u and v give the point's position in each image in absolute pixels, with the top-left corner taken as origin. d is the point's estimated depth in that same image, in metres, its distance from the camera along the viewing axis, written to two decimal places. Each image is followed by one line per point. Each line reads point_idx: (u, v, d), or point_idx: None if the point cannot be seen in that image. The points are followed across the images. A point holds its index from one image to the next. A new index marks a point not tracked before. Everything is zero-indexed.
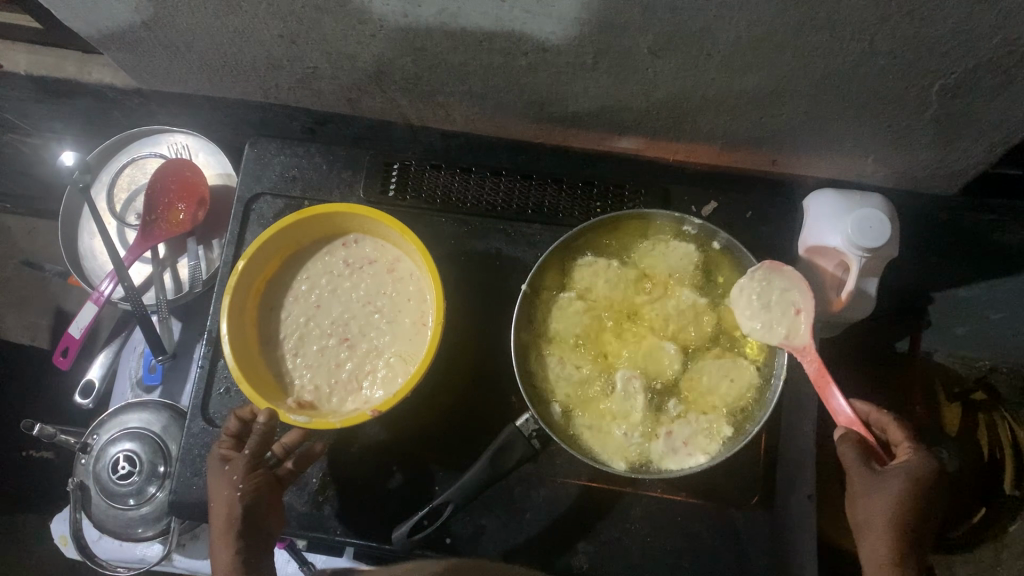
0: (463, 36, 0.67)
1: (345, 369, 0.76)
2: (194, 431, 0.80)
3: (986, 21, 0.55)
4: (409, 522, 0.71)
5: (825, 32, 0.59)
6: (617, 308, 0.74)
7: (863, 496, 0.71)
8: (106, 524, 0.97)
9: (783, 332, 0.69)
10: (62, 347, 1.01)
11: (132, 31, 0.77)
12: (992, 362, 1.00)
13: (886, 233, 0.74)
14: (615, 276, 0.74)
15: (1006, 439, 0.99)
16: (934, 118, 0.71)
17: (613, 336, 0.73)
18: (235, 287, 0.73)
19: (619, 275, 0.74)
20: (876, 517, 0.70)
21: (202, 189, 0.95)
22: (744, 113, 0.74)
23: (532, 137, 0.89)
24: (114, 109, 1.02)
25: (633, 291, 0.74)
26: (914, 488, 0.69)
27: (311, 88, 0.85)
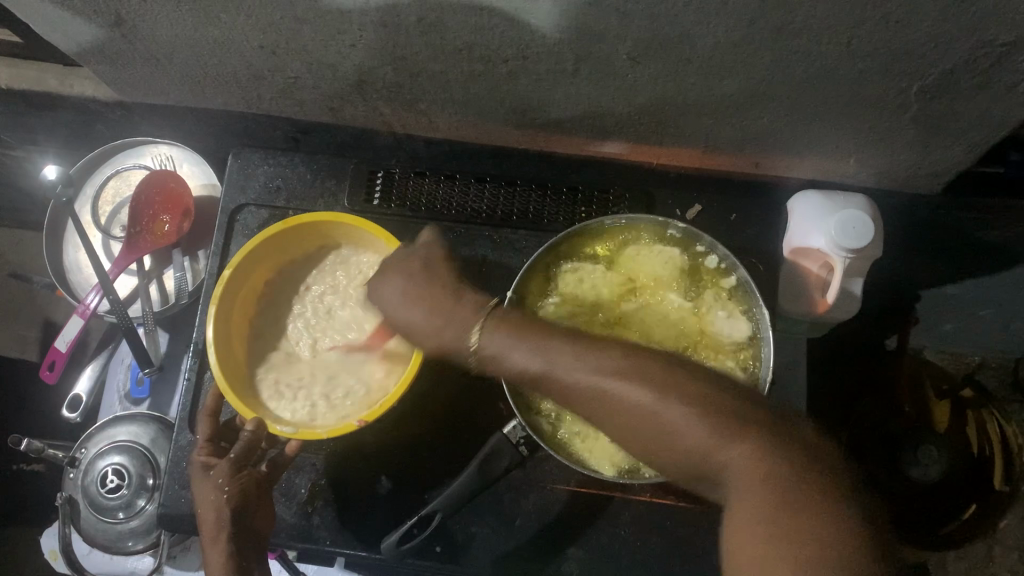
0: (443, 45, 0.67)
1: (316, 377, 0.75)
2: (182, 443, 0.80)
3: (960, 23, 0.56)
4: (399, 530, 0.72)
5: (801, 36, 0.59)
6: (420, 300, 0.67)
7: (604, 360, 0.58)
8: (95, 538, 0.96)
9: (748, 328, 0.72)
10: (50, 361, 1.00)
11: (112, 43, 0.77)
12: (981, 358, 1.11)
13: (868, 234, 0.75)
14: (404, 275, 0.69)
15: (994, 436, 1.06)
16: (912, 119, 0.71)
17: (420, 332, 0.67)
18: (222, 296, 0.73)
19: (415, 272, 0.69)
20: (602, 378, 0.57)
21: (187, 199, 0.94)
22: (725, 117, 0.75)
23: (514, 142, 0.89)
24: (97, 121, 1.02)
25: (387, 299, 0.69)
26: (568, 349, 0.60)
27: (293, 98, 0.85)
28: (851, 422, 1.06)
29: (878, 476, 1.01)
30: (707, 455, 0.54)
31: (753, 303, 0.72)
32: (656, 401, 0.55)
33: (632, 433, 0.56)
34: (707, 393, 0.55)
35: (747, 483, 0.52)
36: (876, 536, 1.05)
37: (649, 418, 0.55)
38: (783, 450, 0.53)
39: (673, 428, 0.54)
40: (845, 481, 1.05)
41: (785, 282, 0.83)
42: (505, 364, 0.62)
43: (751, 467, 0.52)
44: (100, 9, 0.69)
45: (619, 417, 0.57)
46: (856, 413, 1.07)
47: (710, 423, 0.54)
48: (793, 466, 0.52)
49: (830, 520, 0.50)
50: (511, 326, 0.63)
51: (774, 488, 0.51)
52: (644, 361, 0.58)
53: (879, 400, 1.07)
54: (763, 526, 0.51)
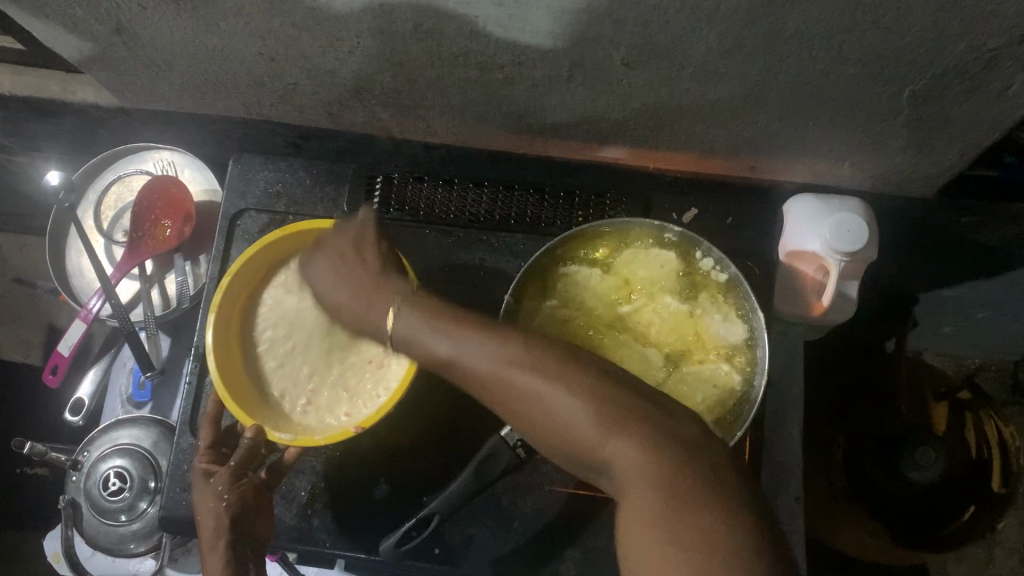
0: (440, 51, 0.68)
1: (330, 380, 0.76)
2: (183, 447, 0.81)
3: (949, 28, 0.56)
4: (397, 533, 0.73)
5: (792, 42, 0.60)
6: (344, 283, 0.68)
7: (491, 341, 0.57)
8: (98, 541, 0.97)
9: (744, 333, 0.72)
10: (52, 365, 1.02)
11: (113, 51, 0.77)
12: (980, 361, 1.11)
13: (863, 238, 0.76)
14: (333, 257, 0.71)
15: (993, 439, 1.08)
16: (905, 124, 0.72)
17: (345, 309, 0.68)
18: (221, 303, 0.73)
19: (343, 254, 0.70)
20: (489, 361, 0.56)
21: (188, 205, 0.95)
22: (720, 121, 0.75)
23: (512, 147, 0.90)
24: (100, 127, 1.03)
25: (319, 278, 0.71)
26: (467, 329, 0.58)
27: (293, 104, 0.86)
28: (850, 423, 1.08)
29: (874, 477, 1.04)
30: (597, 446, 0.51)
31: (749, 307, 0.72)
32: (545, 389, 0.53)
33: (529, 420, 0.54)
34: (595, 385, 0.53)
35: (633, 474, 0.50)
36: (875, 539, 1.06)
37: (530, 407, 0.53)
38: (670, 442, 0.50)
39: (558, 416, 0.52)
40: (841, 482, 1.06)
41: (780, 286, 0.84)
42: (417, 346, 0.61)
43: (632, 459, 0.50)
44: (101, 16, 0.70)
45: (514, 407, 0.54)
46: (855, 414, 1.08)
47: (602, 415, 0.51)
48: (676, 459, 0.49)
49: (712, 518, 0.47)
50: (418, 311, 0.62)
51: (655, 484, 0.49)
52: (541, 350, 0.55)
53: (877, 401, 1.08)
54: (643, 523, 0.48)
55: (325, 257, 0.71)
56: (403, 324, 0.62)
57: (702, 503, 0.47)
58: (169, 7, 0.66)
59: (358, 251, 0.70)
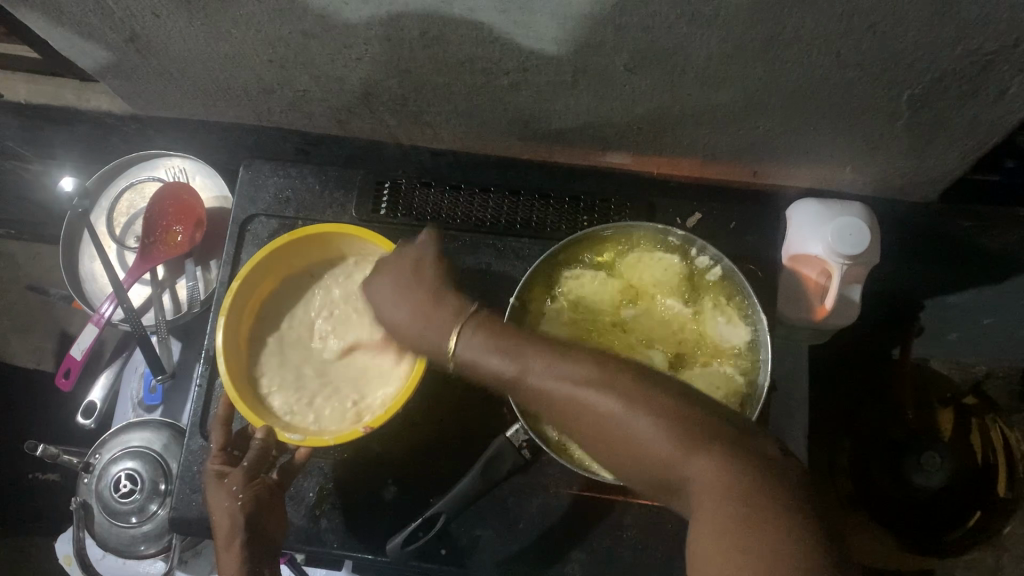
0: (447, 58, 0.69)
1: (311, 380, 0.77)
2: (193, 448, 0.82)
3: (945, 32, 0.57)
4: (403, 533, 0.73)
5: (792, 47, 0.61)
6: (404, 301, 0.67)
7: (557, 362, 0.58)
8: (109, 542, 0.98)
9: (748, 335, 0.73)
10: (65, 369, 1.03)
11: (127, 58, 0.79)
12: (987, 369, 1.11)
13: (865, 242, 0.78)
14: (393, 276, 0.69)
15: (999, 443, 1.08)
16: (906, 128, 0.73)
17: (403, 330, 0.67)
18: (231, 306, 0.74)
19: (401, 269, 0.69)
20: (559, 384, 0.57)
21: (200, 211, 0.96)
22: (722, 126, 0.76)
23: (518, 153, 0.91)
24: (113, 134, 1.05)
25: (379, 296, 0.69)
26: (536, 349, 0.60)
27: (302, 111, 0.87)
28: (854, 429, 1.09)
29: (881, 483, 1.05)
30: (675, 463, 0.53)
31: (750, 307, 0.73)
32: (621, 408, 0.55)
33: (604, 439, 0.56)
34: (670, 402, 0.55)
35: (711, 491, 0.51)
36: (882, 545, 1.06)
37: (608, 425, 0.55)
38: (745, 457, 0.52)
39: (636, 432, 0.54)
40: (848, 487, 1.07)
41: (783, 287, 0.84)
42: (479, 367, 0.62)
43: (712, 475, 0.51)
44: (116, 25, 0.71)
45: (593, 426, 0.56)
46: (859, 420, 1.09)
47: (675, 430, 0.53)
48: (757, 475, 0.51)
49: (787, 528, 0.48)
50: (484, 334, 0.62)
51: (732, 498, 0.50)
52: (617, 371, 0.57)
53: (881, 407, 1.09)
54: (714, 531, 0.50)
55: (382, 279, 0.69)
56: (467, 344, 0.63)
57: (791, 517, 0.49)
58: (182, 15, 0.68)
59: (414, 269, 0.69)
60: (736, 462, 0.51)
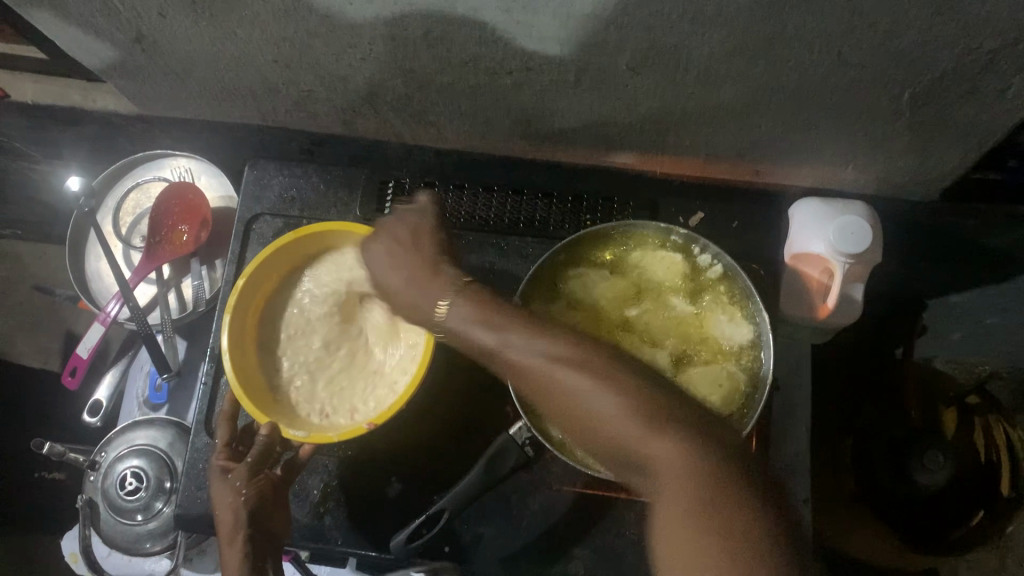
0: (450, 57, 0.70)
1: (310, 370, 0.78)
2: (198, 446, 0.82)
3: (946, 31, 0.58)
4: (407, 529, 0.74)
5: (793, 45, 0.61)
6: (401, 265, 0.68)
7: (530, 341, 0.58)
8: (115, 540, 0.99)
9: (752, 333, 0.73)
10: (71, 367, 1.03)
11: (133, 58, 0.80)
12: (993, 368, 1.06)
13: (866, 240, 0.78)
14: (389, 243, 0.70)
15: (1001, 441, 1.06)
16: (907, 126, 0.73)
17: (398, 294, 0.68)
18: (236, 304, 0.75)
19: (398, 237, 0.70)
20: (534, 360, 0.57)
21: (205, 211, 0.97)
22: (724, 125, 0.76)
23: (522, 152, 0.92)
24: (120, 134, 1.05)
25: (375, 262, 0.71)
26: (515, 327, 0.59)
27: (307, 111, 0.88)
28: (857, 428, 1.10)
29: (884, 480, 1.04)
30: (640, 444, 0.52)
31: (753, 305, 0.73)
32: (589, 387, 0.54)
33: (569, 416, 0.55)
34: (637, 386, 0.54)
35: (669, 476, 0.51)
36: (884, 542, 1.08)
37: (576, 404, 0.55)
38: (716, 446, 0.52)
39: (601, 412, 0.54)
40: (850, 486, 1.09)
41: (785, 285, 0.84)
42: (466, 336, 0.62)
43: (674, 459, 0.51)
44: (122, 25, 0.72)
45: (562, 402, 0.56)
46: (862, 419, 1.10)
47: (642, 414, 0.53)
48: (726, 467, 0.51)
49: (745, 517, 0.49)
50: (476, 310, 0.62)
51: (694, 485, 0.50)
52: (594, 352, 0.56)
53: (884, 407, 1.10)
54: (680, 522, 0.50)
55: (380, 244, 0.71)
56: (455, 317, 0.63)
57: (744, 510, 0.49)
58: (188, 15, 0.69)
59: (417, 234, 0.70)
60: (698, 452, 0.51)
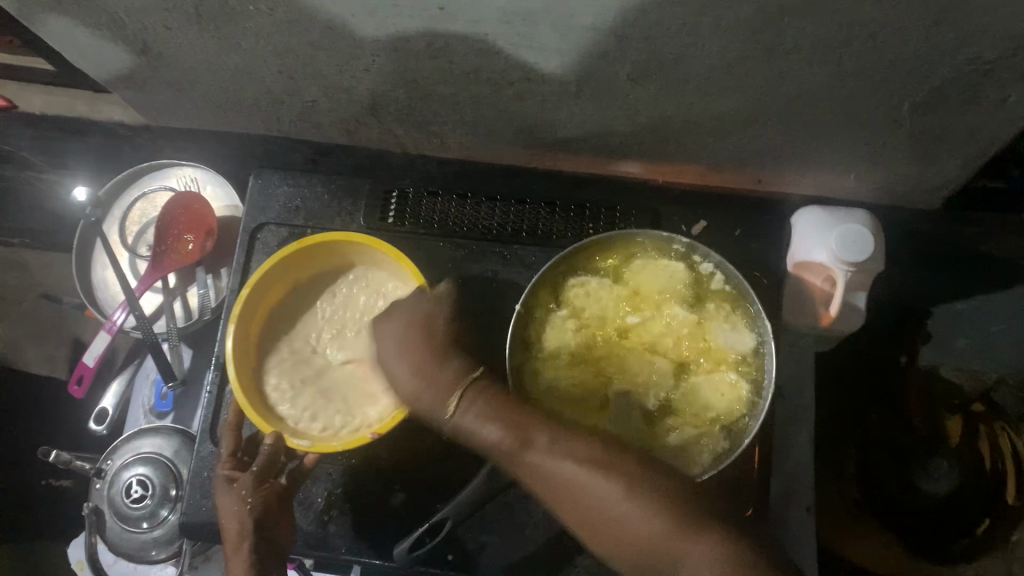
0: (452, 68, 0.70)
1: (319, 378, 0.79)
2: (203, 455, 0.82)
3: (944, 42, 0.58)
4: (409, 538, 0.75)
5: (792, 56, 0.61)
6: (405, 358, 0.69)
7: (544, 446, 0.61)
8: (121, 547, 0.99)
9: (754, 342, 0.73)
10: (78, 376, 1.04)
11: (139, 70, 0.80)
12: (996, 375, 1.07)
13: (867, 248, 0.78)
14: (397, 331, 0.71)
15: (1008, 452, 1.04)
16: (908, 135, 0.73)
17: (401, 387, 0.69)
18: (240, 313, 0.75)
19: (406, 326, 0.71)
20: (554, 467, 0.60)
21: (209, 219, 0.98)
22: (725, 135, 0.77)
23: (524, 161, 0.92)
24: (126, 145, 1.06)
25: (383, 345, 0.71)
26: (524, 426, 0.63)
27: (311, 121, 0.88)
28: (862, 436, 1.09)
29: (890, 489, 1.05)
30: (667, 544, 0.55)
31: (756, 314, 0.73)
32: (613, 490, 0.58)
33: (590, 519, 0.58)
34: (656, 481, 0.58)
35: (706, 575, 0.53)
36: (886, 550, 1.05)
37: (592, 502, 0.58)
38: (735, 541, 0.55)
39: (617, 511, 0.57)
40: (854, 494, 1.07)
41: (788, 291, 0.84)
42: (480, 439, 0.64)
43: (714, 564, 0.53)
44: (128, 37, 0.73)
45: (584, 508, 0.58)
46: (867, 426, 1.09)
47: (667, 516, 0.56)
48: (747, 553, 0.54)
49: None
50: (494, 407, 0.64)
51: (727, 574, 0.53)
52: (617, 456, 0.60)
53: (890, 414, 1.09)
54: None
55: (388, 328, 0.72)
56: (468, 418, 0.65)
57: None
58: (193, 28, 0.69)
59: (425, 323, 0.71)
60: (725, 546, 0.54)
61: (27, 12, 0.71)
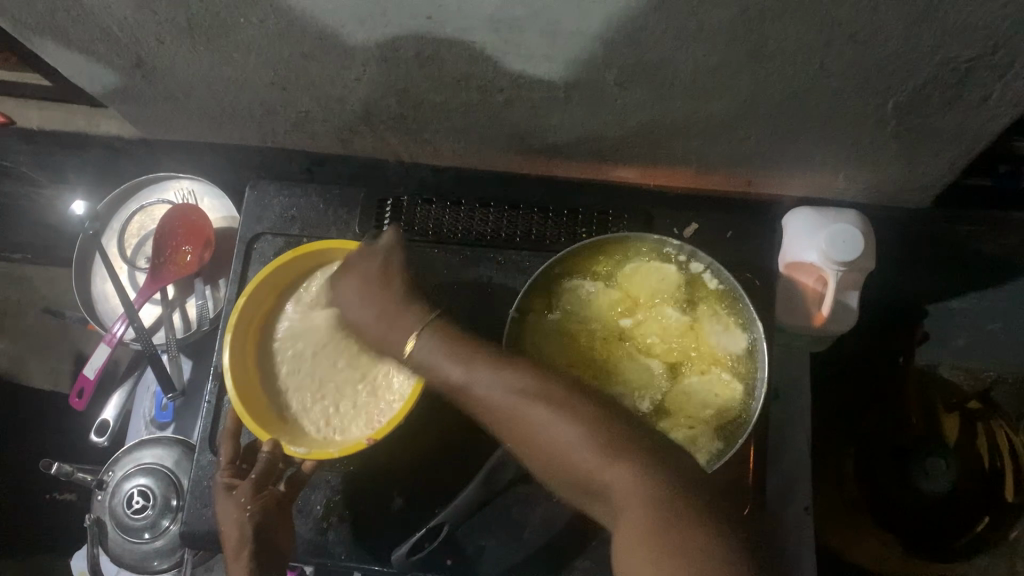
0: (442, 76, 0.71)
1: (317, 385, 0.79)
2: (203, 463, 0.83)
3: (922, 42, 0.59)
4: (408, 543, 0.75)
5: (776, 58, 0.62)
6: (368, 302, 0.72)
7: (484, 375, 0.61)
8: (124, 558, 0.99)
9: (744, 344, 0.74)
10: (79, 389, 1.04)
11: (133, 84, 0.81)
12: (997, 374, 1.07)
13: (858, 248, 0.78)
14: (358, 278, 0.73)
15: (1004, 448, 1.05)
16: (893, 135, 0.74)
17: (369, 329, 0.71)
18: (236, 323, 0.76)
19: (368, 280, 0.73)
20: (493, 397, 0.60)
21: (207, 231, 0.99)
22: (713, 138, 0.78)
23: (517, 168, 0.93)
24: (124, 158, 1.07)
25: (346, 300, 0.73)
26: (462, 356, 0.63)
27: (305, 131, 0.89)
28: (859, 435, 1.09)
29: (889, 490, 1.07)
30: (597, 475, 0.54)
31: (747, 314, 0.74)
32: (546, 416, 0.56)
33: (530, 446, 0.57)
34: (591, 413, 0.56)
35: (626, 502, 0.52)
36: (889, 549, 1.06)
37: (521, 423, 0.57)
38: (665, 478, 0.52)
39: (547, 439, 0.56)
40: (855, 493, 1.08)
41: (781, 296, 0.85)
42: (434, 374, 0.65)
43: (634, 487, 0.52)
44: (122, 51, 0.74)
45: (524, 433, 0.58)
46: (865, 425, 1.09)
47: (595, 441, 0.54)
48: (669, 490, 0.52)
49: (702, 535, 0.50)
50: (444, 345, 0.66)
51: (649, 506, 0.51)
52: (552, 384, 0.58)
53: (887, 413, 1.09)
54: (639, 543, 0.51)
55: (349, 280, 0.74)
56: (422, 349, 0.66)
57: (696, 527, 0.50)
58: (185, 41, 0.70)
59: (381, 276, 0.73)
60: (655, 477, 0.52)
61: (22, 28, 0.72)
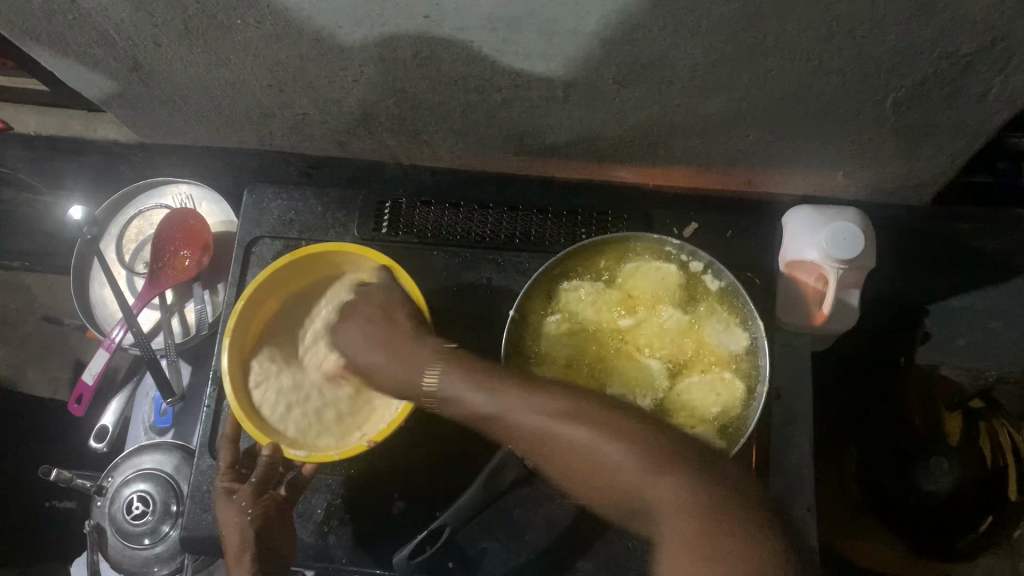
0: (439, 76, 0.71)
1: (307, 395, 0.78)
2: (202, 468, 0.83)
3: (921, 37, 0.59)
4: (409, 545, 0.74)
5: (775, 55, 0.62)
6: (375, 346, 0.71)
7: (508, 407, 0.61)
8: (123, 564, 0.99)
9: (745, 342, 0.73)
10: (78, 395, 1.03)
11: (131, 88, 0.81)
12: (998, 373, 1.08)
13: (859, 245, 0.78)
14: (360, 321, 0.74)
15: (1007, 445, 1.04)
16: (892, 132, 0.74)
17: (380, 374, 0.71)
18: (235, 327, 0.75)
19: (372, 319, 0.73)
20: (522, 425, 0.59)
21: (206, 235, 0.98)
22: (712, 136, 0.77)
23: (515, 169, 0.93)
24: (121, 163, 1.07)
25: (352, 347, 0.74)
26: (487, 385, 0.63)
27: (303, 134, 0.89)
28: (862, 433, 1.09)
29: (886, 488, 1.04)
30: (643, 488, 0.54)
31: (747, 312, 0.73)
32: (587, 438, 0.56)
33: (569, 468, 0.57)
34: (633, 431, 0.56)
35: (675, 515, 0.52)
36: (889, 549, 1.06)
37: (558, 449, 0.57)
38: (709, 483, 0.53)
39: (586, 456, 0.56)
40: (857, 492, 1.07)
41: (782, 295, 0.85)
42: (456, 402, 0.64)
43: (680, 500, 0.52)
44: (118, 54, 0.73)
45: (562, 457, 0.57)
46: (869, 424, 1.09)
47: (642, 459, 0.55)
48: (712, 492, 0.53)
49: (749, 537, 0.50)
50: (465, 375, 0.65)
51: (696, 515, 0.52)
52: (586, 404, 0.59)
53: (891, 412, 1.09)
54: (689, 546, 0.51)
55: (353, 323, 0.74)
56: (447, 382, 0.66)
57: (738, 525, 0.51)
58: (182, 43, 0.70)
59: (385, 308, 0.73)
60: (700, 485, 0.53)
61: (19, 32, 0.71)
